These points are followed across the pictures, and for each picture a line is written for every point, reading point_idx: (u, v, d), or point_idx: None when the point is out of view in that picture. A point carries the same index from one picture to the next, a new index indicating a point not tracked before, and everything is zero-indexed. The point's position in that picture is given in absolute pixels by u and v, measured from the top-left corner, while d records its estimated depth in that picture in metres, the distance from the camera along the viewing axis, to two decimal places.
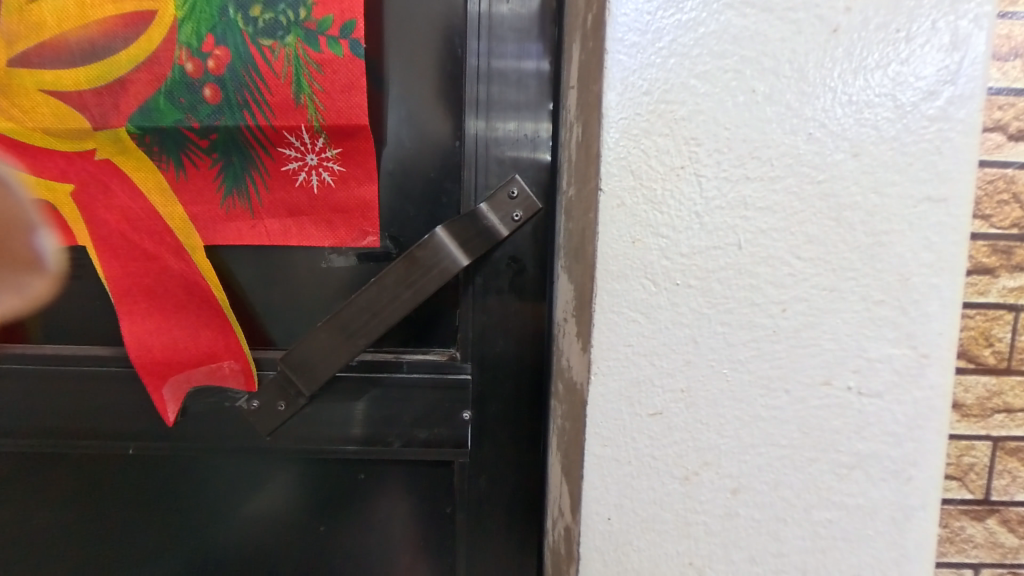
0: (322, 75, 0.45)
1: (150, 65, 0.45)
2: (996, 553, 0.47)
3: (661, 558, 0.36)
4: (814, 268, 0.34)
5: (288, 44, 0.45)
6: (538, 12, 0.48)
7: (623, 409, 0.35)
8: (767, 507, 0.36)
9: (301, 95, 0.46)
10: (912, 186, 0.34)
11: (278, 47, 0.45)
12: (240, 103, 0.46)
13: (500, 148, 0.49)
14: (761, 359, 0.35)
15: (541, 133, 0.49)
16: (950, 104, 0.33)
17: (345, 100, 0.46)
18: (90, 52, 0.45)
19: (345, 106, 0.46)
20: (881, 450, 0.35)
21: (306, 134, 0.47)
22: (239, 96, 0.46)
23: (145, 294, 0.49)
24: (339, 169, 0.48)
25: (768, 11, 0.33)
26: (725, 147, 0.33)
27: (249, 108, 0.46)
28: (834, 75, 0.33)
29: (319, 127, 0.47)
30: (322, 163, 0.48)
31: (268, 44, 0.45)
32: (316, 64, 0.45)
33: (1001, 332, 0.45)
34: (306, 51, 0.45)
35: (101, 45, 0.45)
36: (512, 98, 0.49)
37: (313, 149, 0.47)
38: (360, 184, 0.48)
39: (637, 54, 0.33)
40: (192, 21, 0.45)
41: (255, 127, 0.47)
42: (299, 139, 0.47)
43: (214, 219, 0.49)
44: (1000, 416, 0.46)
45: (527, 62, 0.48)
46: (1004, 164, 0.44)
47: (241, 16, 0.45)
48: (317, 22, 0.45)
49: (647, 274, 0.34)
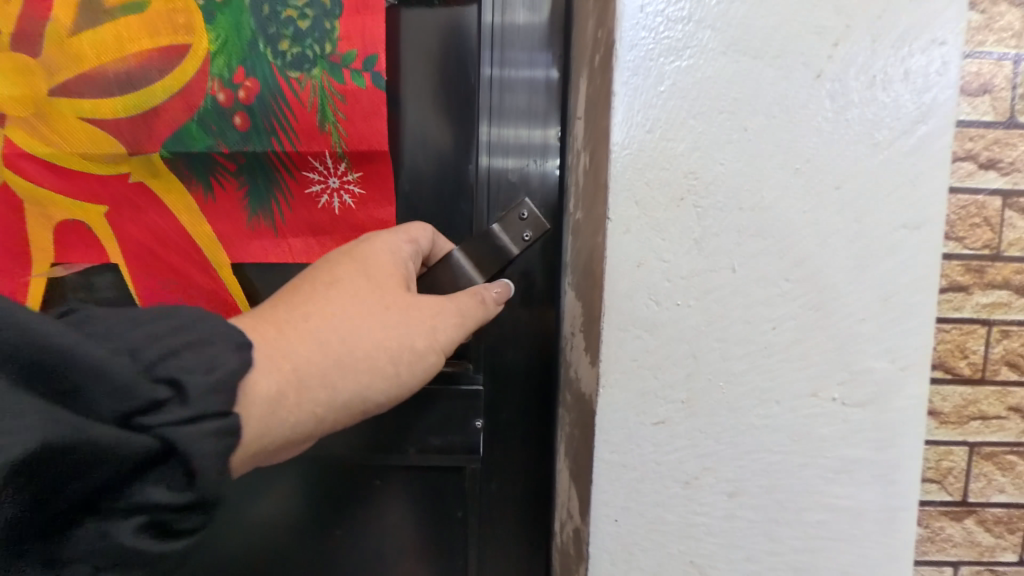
0: (346, 105, 0.48)
1: (183, 95, 0.48)
2: (974, 551, 0.51)
3: (665, 557, 0.39)
4: (803, 289, 0.38)
5: (315, 76, 0.48)
6: (546, 29, 0.51)
7: (630, 418, 0.38)
8: (762, 509, 0.39)
9: (326, 123, 0.49)
10: (890, 216, 0.37)
11: (305, 78, 0.48)
12: (268, 130, 0.49)
13: (512, 156, 0.52)
14: (754, 372, 0.38)
15: (550, 139, 0.52)
16: (923, 141, 0.37)
17: (367, 127, 0.49)
18: (127, 82, 0.48)
19: (366, 132, 0.49)
20: (865, 456, 0.39)
21: (330, 159, 0.50)
22: (267, 123, 0.49)
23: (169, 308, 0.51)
24: (360, 191, 0.51)
25: (759, 58, 0.36)
26: (721, 179, 0.37)
27: (277, 134, 0.49)
28: (818, 116, 0.37)
29: (342, 152, 0.50)
30: (344, 186, 0.51)
31: (296, 76, 0.48)
32: (341, 94, 0.48)
33: (975, 345, 0.49)
34: (331, 82, 0.48)
35: (137, 76, 0.48)
36: (519, 114, 0.52)
37: (336, 173, 0.50)
38: (379, 206, 0.51)
39: (640, 95, 0.36)
40: (224, 54, 0.48)
41: (282, 152, 0.50)
42: (323, 164, 0.50)
43: (240, 237, 0.51)
44: (976, 423, 0.50)
45: (537, 71, 0.52)
46: (975, 191, 0.48)
47: (270, 50, 0.48)
48: (342, 56, 0.48)
49: (651, 295, 0.38)
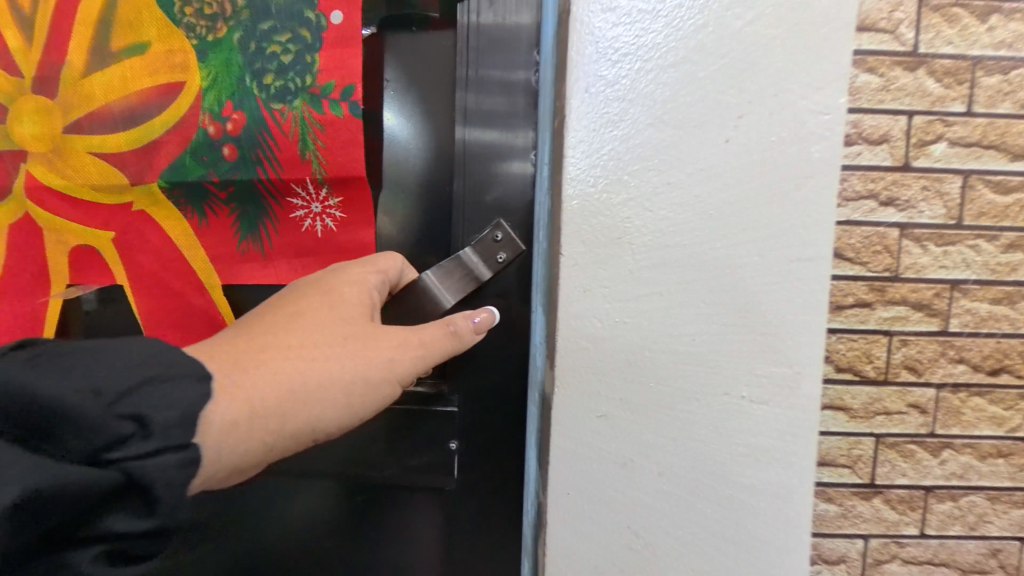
0: (325, 133, 0.57)
1: (179, 128, 0.58)
2: (881, 525, 0.60)
3: (609, 524, 0.49)
4: (718, 309, 0.47)
5: (296, 107, 0.57)
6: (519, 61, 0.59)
7: (579, 413, 0.48)
8: (687, 486, 0.48)
9: (306, 152, 0.57)
10: (788, 252, 0.47)
11: (287, 109, 0.57)
12: (254, 159, 0.58)
13: (493, 173, 0.60)
14: (678, 375, 0.47)
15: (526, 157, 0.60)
16: (813, 192, 0.46)
17: (344, 155, 0.57)
18: (130, 116, 0.58)
19: (344, 160, 0.58)
20: (770, 443, 0.48)
21: (311, 185, 0.59)
22: (253, 154, 0.58)
23: (171, 325, 0.61)
24: (340, 215, 0.59)
25: (679, 128, 0.46)
26: (650, 223, 0.46)
27: (262, 163, 0.58)
28: (729, 173, 0.46)
29: (322, 179, 0.58)
30: (326, 210, 0.59)
31: (278, 108, 0.57)
32: (319, 124, 0.57)
33: (879, 352, 0.58)
34: (311, 112, 0.57)
35: (139, 112, 0.58)
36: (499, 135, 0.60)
37: (318, 198, 0.59)
38: (359, 228, 0.60)
39: (585, 158, 0.46)
40: (215, 90, 0.58)
41: (267, 179, 0.59)
42: (305, 190, 0.59)
43: (231, 259, 0.61)
44: (881, 417, 0.59)
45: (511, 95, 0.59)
46: (876, 224, 0.57)
47: (256, 84, 0.58)
48: (320, 87, 0.57)
49: (595, 314, 0.47)
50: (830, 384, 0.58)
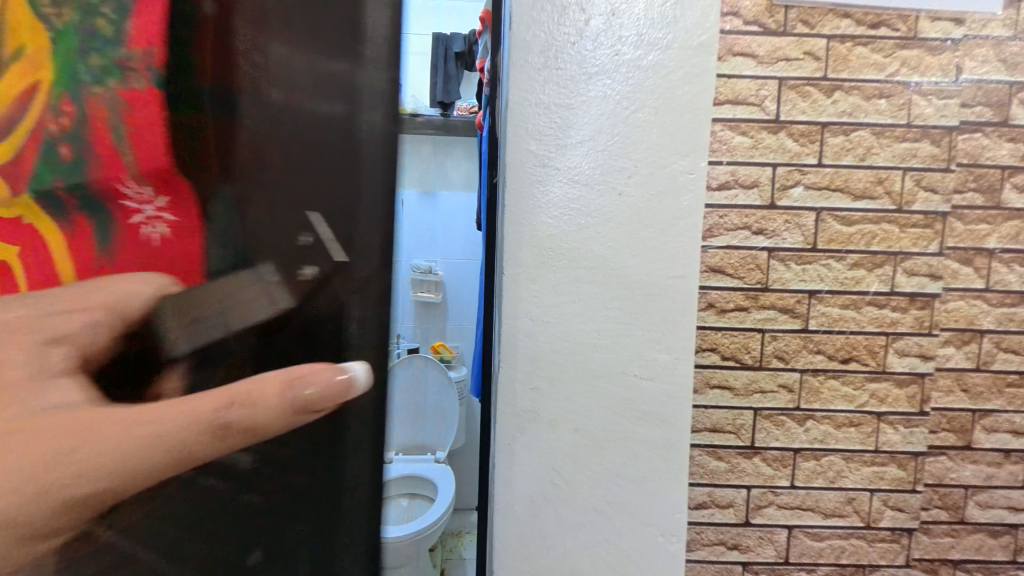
0: (130, 116, 0.44)
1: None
2: (760, 478, 0.78)
3: (539, 467, 0.68)
4: (616, 313, 0.66)
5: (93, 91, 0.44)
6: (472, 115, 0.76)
7: (518, 386, 0.67)
8: (595, 440, 0.67)
9: (118, 146, 0.44)
10: (666, 272, 0.66)
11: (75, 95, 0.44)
12: (55, 139, 0.45)
13: None
14: (588, 360, 0.66)
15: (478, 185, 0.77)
16: (683, 229, 0.66)
17: (147, 140, 0.45)
18: None
19: (147, 145, 0.45)
20: (655, 408, 0.67)
21: (131, 184, 0.45)
22: (56, 143, 0.45)
23: None
24: (170, 218, 0.45)
25: (586, 185, 0.65)
26: (567, 252, 0.66)
27: (58, 141, 0.45)
28: (623, 216, 0.65)
29: (140, 174, 0.45)
30: (155, 214, 0.45)
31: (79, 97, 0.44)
32: (121, 105, 0.44)
33: (755, 345, 0.77)
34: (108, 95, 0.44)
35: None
36: None
37: (144, 199, 0.45)
38: (187, 235, 0.45)
39: (520, 206, 0.66)
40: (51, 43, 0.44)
41: (63, 179, 0.45)
42: (130, 190, 0.45)
43: (47, 270, 0.46)
44: (758, 395, 0.77)
45: None
46: (752, 248, 0.76)
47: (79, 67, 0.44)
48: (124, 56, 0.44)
49: (528, 316, 0.66)
50: (719, 369, 0.77)
